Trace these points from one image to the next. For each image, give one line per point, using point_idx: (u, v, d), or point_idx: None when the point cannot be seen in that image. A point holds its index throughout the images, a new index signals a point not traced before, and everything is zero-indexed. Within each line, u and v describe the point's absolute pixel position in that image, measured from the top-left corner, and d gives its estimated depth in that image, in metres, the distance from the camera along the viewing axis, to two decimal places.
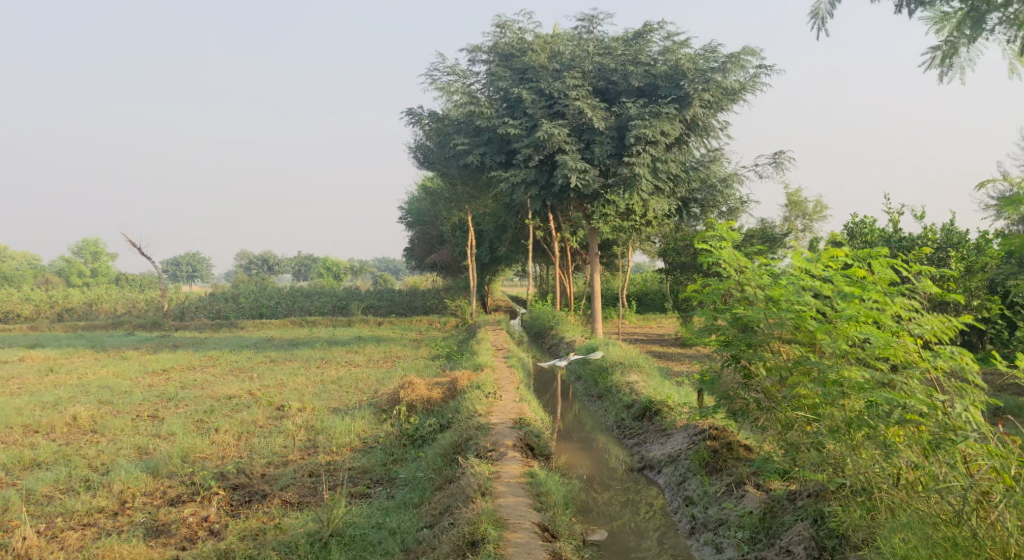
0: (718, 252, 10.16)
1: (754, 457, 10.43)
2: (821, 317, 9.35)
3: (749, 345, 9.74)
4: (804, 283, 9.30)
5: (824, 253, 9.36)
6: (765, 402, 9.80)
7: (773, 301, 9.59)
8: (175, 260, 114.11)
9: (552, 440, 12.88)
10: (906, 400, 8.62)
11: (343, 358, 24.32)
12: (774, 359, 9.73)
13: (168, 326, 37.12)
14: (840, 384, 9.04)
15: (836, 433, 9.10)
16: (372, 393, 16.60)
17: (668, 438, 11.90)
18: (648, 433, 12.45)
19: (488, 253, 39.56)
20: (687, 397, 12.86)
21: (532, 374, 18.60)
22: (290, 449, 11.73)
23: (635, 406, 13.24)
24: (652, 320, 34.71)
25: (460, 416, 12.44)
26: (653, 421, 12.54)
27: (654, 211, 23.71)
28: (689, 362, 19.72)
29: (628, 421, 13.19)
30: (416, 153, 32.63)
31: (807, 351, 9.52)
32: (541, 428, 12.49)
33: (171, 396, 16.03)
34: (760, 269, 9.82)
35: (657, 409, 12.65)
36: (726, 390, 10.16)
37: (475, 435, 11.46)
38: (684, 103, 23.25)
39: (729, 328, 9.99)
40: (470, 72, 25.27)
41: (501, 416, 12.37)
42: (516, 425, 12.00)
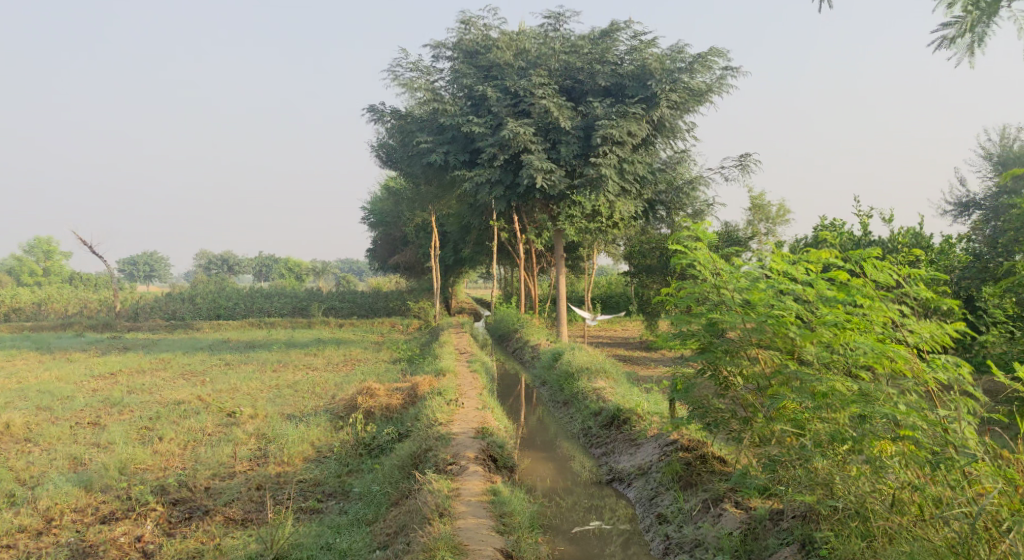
0: (692, 252, 9.71)
1: (730, 471, 10.00)
2: (804, 324, 8.91)
3: (727, 352, 9.37)
4: (785, 286, 8.85)
5: (810, 255, 8.90)
6: (743, 412, 9.50)
7: (754, 307, 9.16)
8: (133, 259, 112.02)
9: (516, 449, 12.37)
10: (901, 414, 8.08)
11: (300, 362, 23.65)
12: (755, 369, 9.32)
13: (120, 327, 36.06)
14: (829, 398, 8.55)
15: (824, 449, 8.63)
16: (328, 398, 16.01)
17: (638, 448, 11.42)
18: (616, 442, 11.98)
19: (452, 255, 39.00)
20: (656, 406, 12.40)
21: (496, 379, 18.10)
22: (237, 460, 11.10)
23: (603, 414, 12.75)
24: (617, 323, 34.39)
25: (420, 425, 11.87)
26: (621, 429, 12.08)
27: (620, 213, 23.25)
28: (656, 367, 19.32)
29: (595, 429, 12.69)
30: (378, 151, 31.99)
31: (789, 360, 9.09)
32: (504, 437, 11.97)
33: (116, 401, 15.31)
34: (736, 271, 9.42)
35: (626, 417, 12.18)
36: (699, 399, 9.78)
37: (436, 446, 10.90)
38: (651, 103, 22.85)
39: (706, 335, 9.56)
40: (434, 68, 24.69)
41: (462, 425, 11.82)
42: (479, 435, 11.46)
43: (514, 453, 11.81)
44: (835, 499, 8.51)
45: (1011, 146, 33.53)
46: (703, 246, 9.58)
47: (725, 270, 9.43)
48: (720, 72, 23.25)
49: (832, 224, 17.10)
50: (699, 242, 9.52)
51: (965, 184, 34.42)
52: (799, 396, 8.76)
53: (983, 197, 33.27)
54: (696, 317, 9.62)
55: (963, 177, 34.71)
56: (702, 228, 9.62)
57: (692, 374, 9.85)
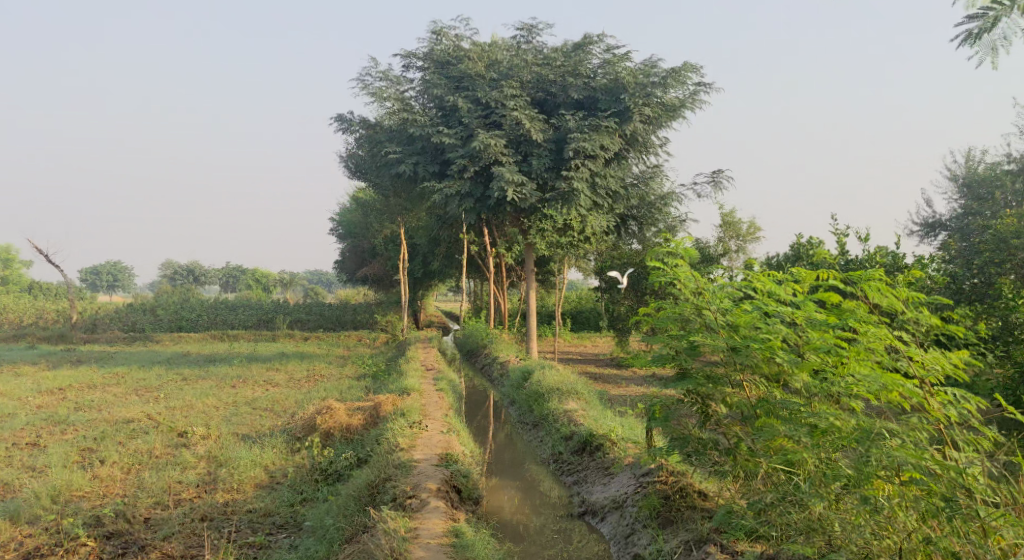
0: (672, 270, 9.20)
1: (712, 507, 9.43)
2: (793, 349, 8.53)
3: (711, 380, 8.96)
4: (770, 309, 8.47)
5: (810, 274, 8.63)
6: (724, 443, 9.02)
7: (740, 330, 8.73)
8: (96, 268, 110.18)
9: (483, 477, 11.78)
10: (919, 460, 7.67)
11: (262, 377, 22.94)
12: (742, 399, 8.91)
13: (76, 339, 35.12)
14: (828, 435, 8.19)
15: (824, 497, 8.15)
16: (287, 416, 15.40)
17: (612, 478, 10.85)
18: (588, 470, 11.40)
19: (421, 268, 38.39)
20: (631, 431, 11.83)
21: (462, 397, 17.50)
22: (182, 487, 10.50)
23: (574, 439, 12.18)
24: (588, 339, 33.89)
25: (379, 450, 11.25)
26: (594, 456, 11.52)
27: (593, 228, 22.87)
28: (628, 386, 18.80)
29: (566, 455, 12.11)
30: (347, 162, 31.33)
31: (774, 388, 8.75)
32: (470, 464, 11.36)
33: (59, 419, 15.36)
34: (719, 291, 8.99)
35: (599, 443, 11.61)
36: (679, 430, 9.23)
37: (395, 475, 10.28)
38: (624, 117, 22.39)
39: (685, 357, 9.02)
40: (404, 78, 24.13)
41: (425, 451, 11.19)
42: (441, 463, 10.84)
43: (481, 483, 11.22)
44: (836, 552, 7.95)
45: (978, 167, 33.57)
46: (684, 263, 9.07)
47: (707, 291, 8.95)
48: (693, 87, 22.89)
49: (807, 243, 16.73)
50: (680, 258, 9.02)
51: (932, 205, 34.41)
52: (793, 427, 8.35)
53: (949, 218, 33.23)
54: (675, 337, 9.10)
55: (931, 198, 34.70)
56: (684, 247, 9.18)
57: (670, 402, 9.32)
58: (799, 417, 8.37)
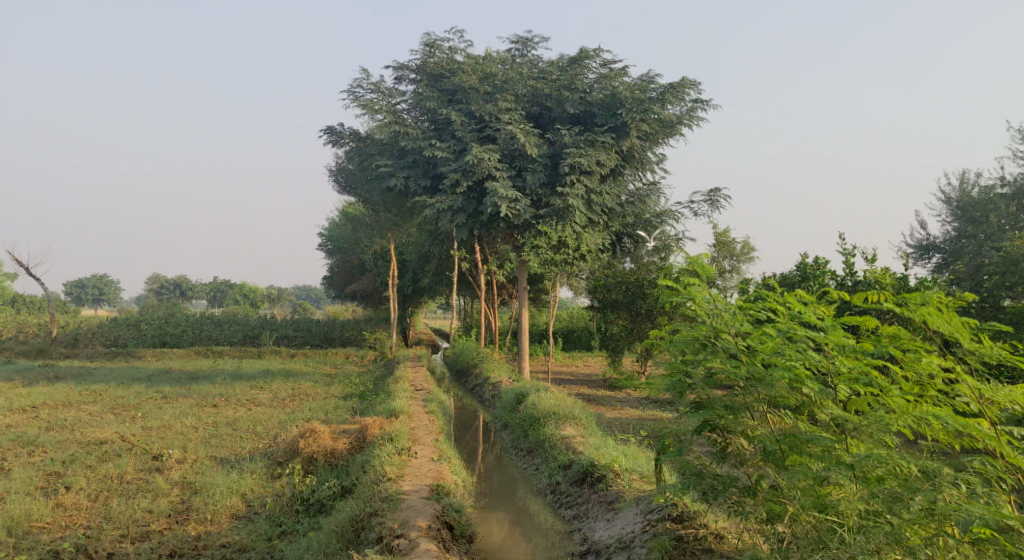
0: (689, 290, 8.63)
1: (731, 552, 8.80)
2: (821, 378, 8.18)
3: (729, 409, 8.39)
4: (796, 333, 8.05)
5: (860, 293, 8.21)
6: (745, 481, 8.46)
7: (763, 356, 8.26)
8: (82, 282, 109.16)
9: (475, 508, 11.18)
10: (1001, 518, 7.33)
11: (245, 395, 22.35)
12: (763, 430, 8.33)
13: (56, 353, 34.53)
14: (885, 483, 7.90)
15: (875, 552, 7.71)
16: (269, 438, 14.79)
17: (616, 514, 10.20)
18: (590, 503, 10.75)
19: (410, 285, 37.81)
20: (635, 461, 11.21)
21: (453, 419, 16.86)
22: (154, 516, 9.97)
23: (573, 469, 11.53)
24: (580, 359, 33.27)
25: (365, 478, 10.60)
26: (595, 488, 10.87)
27: (588, 245, 22.11)
28: (623, 410, 18.20)
29: (564, 487, 11.46)
30: (336, 177, 30.84)
31: (799, 420, 8.30)
32: (462, 496, 10.74)
33: (30, 441, 15.08)
34: (738, 313, 8.49)
35: (601, 474, 10.98)
36: (694, 466, 8.64)
37: (382, 510, 9.64)
38: (621, 132, 21.82)
39: (701, 386, 8.57)
40: (396, 91, 23.56)
41: (414, 481, 10.52)
42: (432, 495, 10.17)
43: (474, 516, 10.60)
44: None
45: (972, 189, 33.01)
46: (703, 282, 8.49)
47: (726, 316, 8.46)
48: (691, 103, 22.32)
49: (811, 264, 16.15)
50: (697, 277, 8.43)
51: (926, 227, 33.86)
52: (830, 466, 7.99)
53: (944, 240, 32.73)
54: (691, 363, 8.59)
55: (925, 220, 34.17)
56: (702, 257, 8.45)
57: (681, 434, 8.78)
58: (831, 456, 8.04)
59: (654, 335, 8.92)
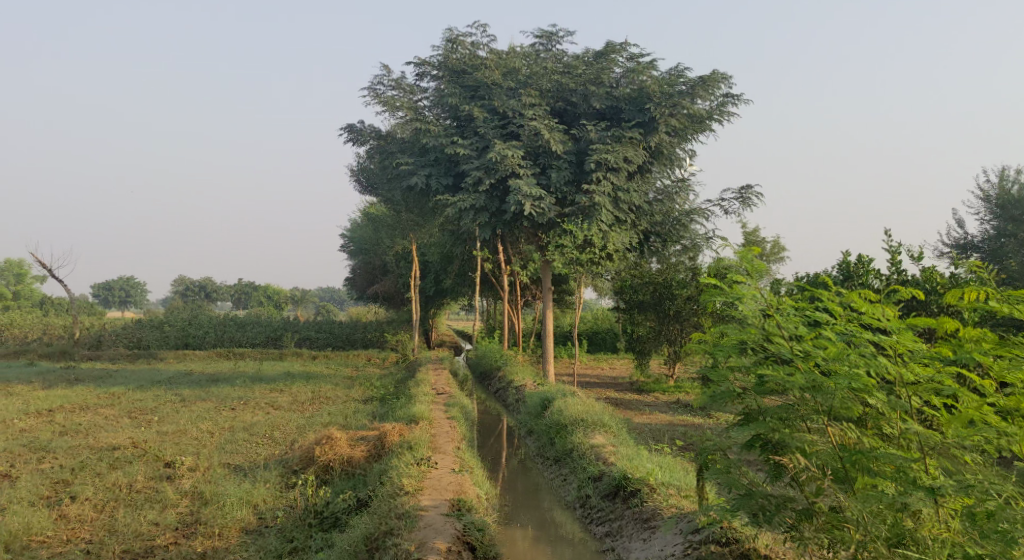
0: (740, 289, 7.95)
1: None
2: (887, 387, 7.70)
3: (784, 419, 7.78)
4: (865, 336, 7.60)
5: (956, 292, 7.95)
6: (802, 503, 7.87)
7: (824, 363, 7.71)
8: (109, 284, 109.81)
9: (499, 525, 10.56)
10: None
11: (264, 398, 21.90)
12: (821, 447, 7.76)
13: (78, 355, 34.30)
14: (995, 521, 7.31)
15: None
16: (286, 444, 14.27)
17: (653, 535, 9.55)
18: (624, 520, 10.10)
19: (433, 286, 37.28)
20: (671, 474, 10.57)
21: (476, 425, 16.26)
22: (160, 530, 9.47)
23: (604, 482, 10.89)
24: (605, 361, 32.61)
25: (382, 492, 10.02)
26: (628, 503, 10.22)
27: (615, 244, 21.41)
28: (653, 415, 17.56)
29: (594, 500, 10.85)
30: (357, 176, 30.35)
31: (864, 433, 7.76)
32: (485, 511, 10.11)
33: (42, 447, 14.65)
34: (792, 314, 7.91)
35: (635, 487, 10.31)
36: (746, 486, 8.01)
37: (398, 528, 9.06)
38: (648, 128, 21.14)
39: (754, 395, 7.95)
40: (417, 87, 22.99)
41: (434, 495, 9.92)
42: (453, 512, 9.57)
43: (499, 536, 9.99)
44: None
45: (1011, 187, 31.93)
46: (751, 278, 7.93)
47: (778, 319, 7.89)
48: (722, 98, 21.57)
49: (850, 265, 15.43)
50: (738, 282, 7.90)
51: (964, 226, 32.81)
52: (905, 489, 7.48)
53: (982, 239, 31.71)
54: (738, 369, 8.06)
55: (963, 219, 33.13)
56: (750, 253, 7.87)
57: (724, 450, 8.17)
58: (905, 475, 7.54)
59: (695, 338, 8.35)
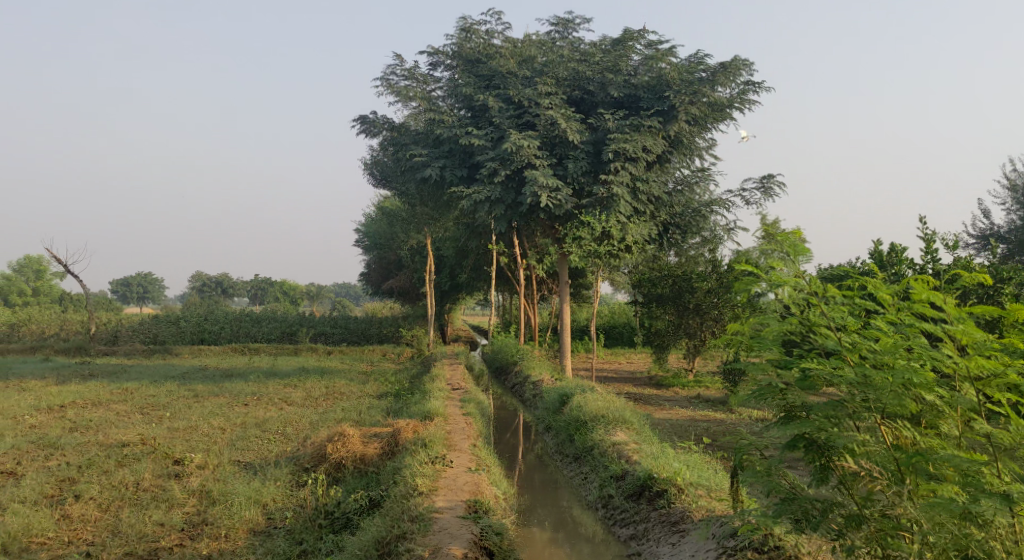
0: (781, 279, 7.57)
1: None
2: (946, 382, 7.36)
3: (832, 418, 7.37)
4: (921, 326, 7.15)
5: None
6: (849, 507, 7.48)
7: (874, 356, 7.31)
8: (126, 280, 110.12)
9: (521, 528, 10.17)
10: None
11: (278, 394, 21.59)
12: (878, 449, 7.36)
13: (93, 351, 34.13)
14: None
15: None
16: (298, 441, 13.90)
17: (682, 539, 9.14)
18: (650, 523, 9.70)
19: (448, 280, 36.92)
20: (699, 473, 10.12)
21: (493, 421, 15.86)
22: (165, 531, 9.12)
23: (628, 481, 10.50)
24: (622, 355, 32.15)
25: (394, 492, 9.63)
26: (654, 505, 9.83)
27: (633, 236, 20.93)
28: (673, 410, 17.13)
29: (617, 500, 10.46)
30: (371, 169, 29.98)
31: (921, 432, 7.36)
32: (503, 513, 9.71)
33: (51, 443, 14.36)
34: (836, 304, 7.47)
35: (662, 488, 9.91)
36: (787, 488, 7.64)
37: (412, 532, 8.67)
38: (668, 116, 20.60)
39: (798, 392, 7.52)
40: (430, 77, 22.56)
41: (449, 496, 9.52)
42: (469, 513, 9.17)
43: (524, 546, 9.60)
44: None
45: None
46: (790, 264, 7.54)
47: (822, 309, 7.51)
48: (743, 85, 21.01)
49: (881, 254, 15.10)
50: (780, 269, 7.58)
51: (989, 217, 32.19)
52: (975, 498, 7.00)
53: (1009, 228, 31.03)
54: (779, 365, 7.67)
55: (988, 210, 32.53)
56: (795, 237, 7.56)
57: (760, 451, 7.83)
58: (972, 480, 7.09)
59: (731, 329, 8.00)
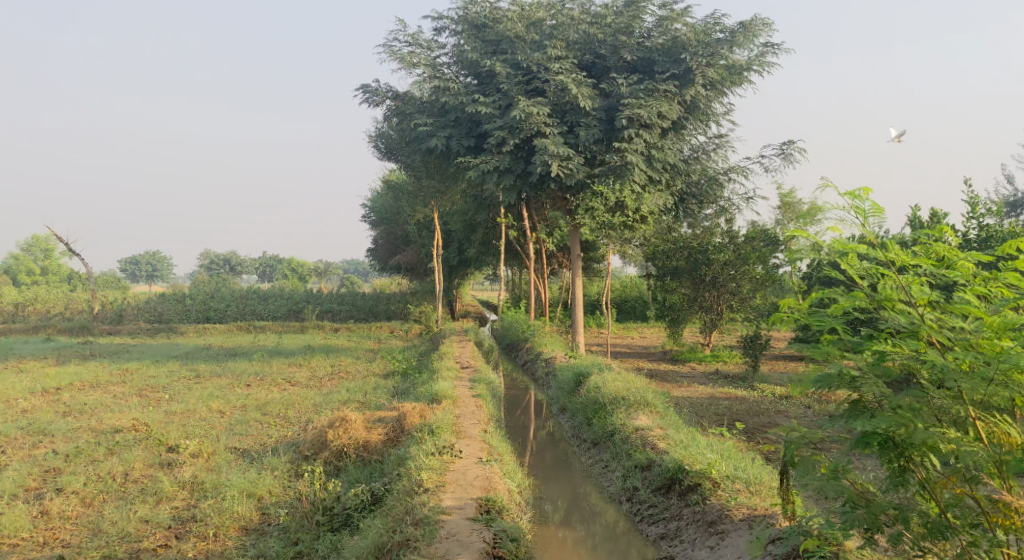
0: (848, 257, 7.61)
1: None
2: None
3: (916, 411, 7.32)
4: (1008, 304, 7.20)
5: None
6: (934, 515, 7.40)
7: (957, 338, 7.32)
8: (135, 258, 109.75)
9: (542, 526, 9.52)
10: None
11: (281, 373, 20.85)
12: (974, 449, 7.21)
13: (97, 330, 33.46)
14: None
15: None
16: (301, 426, 13.18)
17: (721, 542, 8.57)
18: (683, 521, 9.10)
19: (457, 255, 36.13)
20: (735, 464, 9.43)
21: (505, 402, 15.12)
22: (150, 528, 8.59)
23: (655, 472, 9.88)
24: (634, 330, 31.38)
25: (398, 489, 8.92)
26: (686, 501, 9.24)
27: (649, 206, 20.08)
28: (693, 388, 16.39)
29: (643, 493, 9.85)
30: (377, 142, 29.06)
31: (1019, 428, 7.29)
32: (517, 511, 9.01)
33: (42, 430, 13.63)
34: (909, 278, 7.52)
35: (694, 482, 9.31)
36: (853, 493, 7.49)
37: (415, 540, 7.98)
38: (684, 80, 19.65)
39: (873, 382, 7.46)
40: (435, 42, 21.59)
41: (459, 493, 8.82)
42: (481, 515, 8.50)
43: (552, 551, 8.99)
44: None
45: None
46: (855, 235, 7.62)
47: (894, 283, 7.55)
48: (762, 46, 20.09)
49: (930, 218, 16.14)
50: (839, 239, 7.60)
51: (1013, 182, 31.18)
52: None
53: None
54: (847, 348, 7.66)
55: (1012, 176, 31.52)
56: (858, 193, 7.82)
57: (813, 447, 7.70)
58: None
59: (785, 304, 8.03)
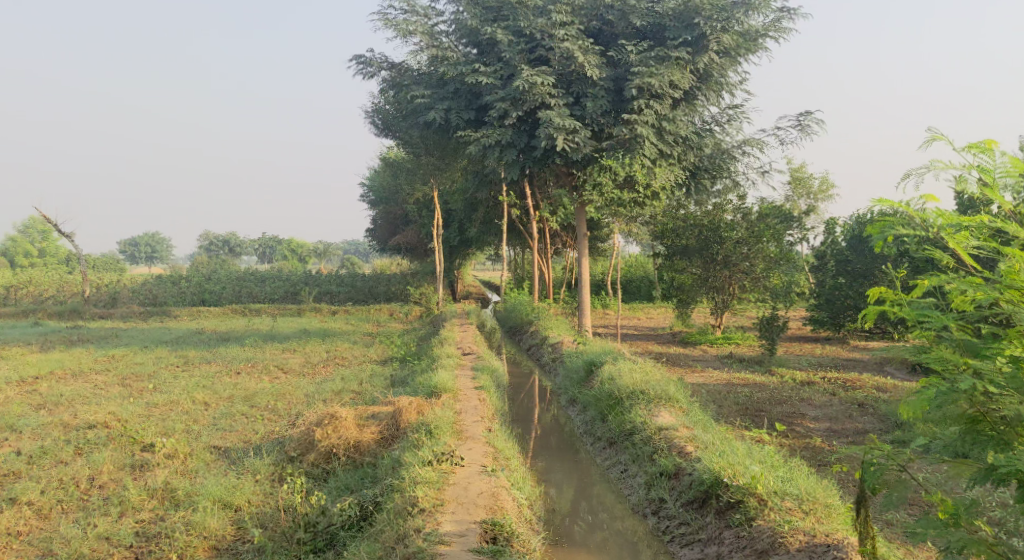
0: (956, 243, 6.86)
1: None
2: None
3: None
4: None
5: None
6: None
7: None
8: (134, 240, 108.72)
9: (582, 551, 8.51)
10: None
11: (273, 360, 19.85)
12: None
13: (87, 314, 32.38)
14: None
15: None
16: (289, 420, 12.14)
17: None
18: (728, 545, 8.20)
19: (457, 234, 35.01)
20: (778, 473, 8.47)
21: (511, 392, 14.07)
22: (109, 548, 7.83)
23: (686, 483, 8.92)
24: (640, 311, 30.28)
25: (387, 508, 8.04)
26: (728, 520, 8.34)
27: (660, 181, 18.96)
28: (708, 374, 15.36)
29: (672, 509, 8.91)
30: (373, 117, 27.89)
31: None
32: (527, 532, 8.11)
33: (11, 426, 12.58)
34: None
35: (736, 498, 8.37)
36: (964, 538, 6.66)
37: None
38: (697, 47, 18.49)
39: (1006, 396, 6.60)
40: (432, 9, 20.36)
41: (461, 516, 7.92)
42: (487, 542, 7.65)
43: None
44: None
45: None
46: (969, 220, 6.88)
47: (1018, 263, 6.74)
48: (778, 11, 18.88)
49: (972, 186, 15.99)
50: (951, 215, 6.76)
51: None
52: None
53: None
54: (962, 348, 6.81)
55: None
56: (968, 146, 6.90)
57: (898, 469, 6.80)
58: None
59: (875, 295, 7.03)
